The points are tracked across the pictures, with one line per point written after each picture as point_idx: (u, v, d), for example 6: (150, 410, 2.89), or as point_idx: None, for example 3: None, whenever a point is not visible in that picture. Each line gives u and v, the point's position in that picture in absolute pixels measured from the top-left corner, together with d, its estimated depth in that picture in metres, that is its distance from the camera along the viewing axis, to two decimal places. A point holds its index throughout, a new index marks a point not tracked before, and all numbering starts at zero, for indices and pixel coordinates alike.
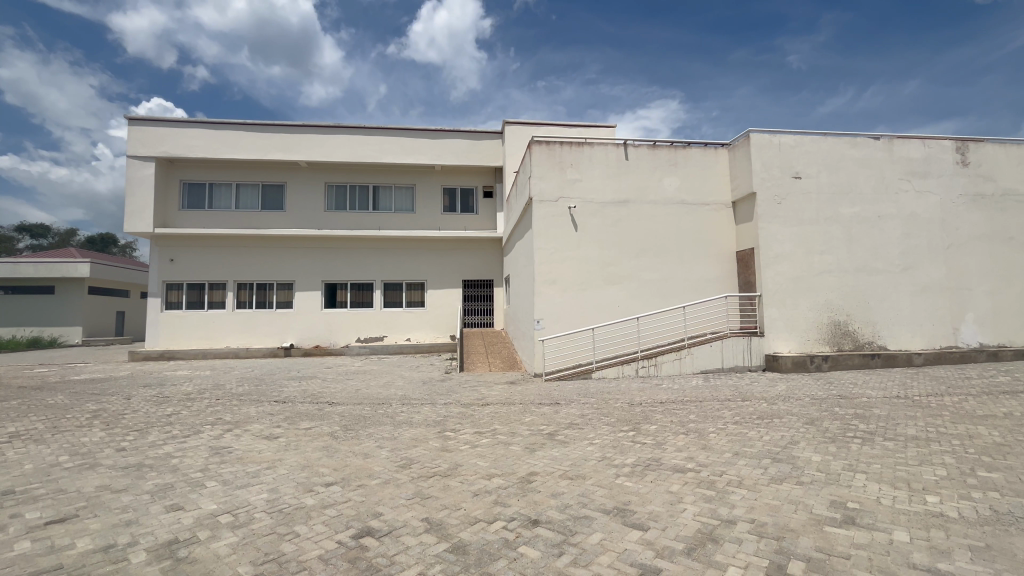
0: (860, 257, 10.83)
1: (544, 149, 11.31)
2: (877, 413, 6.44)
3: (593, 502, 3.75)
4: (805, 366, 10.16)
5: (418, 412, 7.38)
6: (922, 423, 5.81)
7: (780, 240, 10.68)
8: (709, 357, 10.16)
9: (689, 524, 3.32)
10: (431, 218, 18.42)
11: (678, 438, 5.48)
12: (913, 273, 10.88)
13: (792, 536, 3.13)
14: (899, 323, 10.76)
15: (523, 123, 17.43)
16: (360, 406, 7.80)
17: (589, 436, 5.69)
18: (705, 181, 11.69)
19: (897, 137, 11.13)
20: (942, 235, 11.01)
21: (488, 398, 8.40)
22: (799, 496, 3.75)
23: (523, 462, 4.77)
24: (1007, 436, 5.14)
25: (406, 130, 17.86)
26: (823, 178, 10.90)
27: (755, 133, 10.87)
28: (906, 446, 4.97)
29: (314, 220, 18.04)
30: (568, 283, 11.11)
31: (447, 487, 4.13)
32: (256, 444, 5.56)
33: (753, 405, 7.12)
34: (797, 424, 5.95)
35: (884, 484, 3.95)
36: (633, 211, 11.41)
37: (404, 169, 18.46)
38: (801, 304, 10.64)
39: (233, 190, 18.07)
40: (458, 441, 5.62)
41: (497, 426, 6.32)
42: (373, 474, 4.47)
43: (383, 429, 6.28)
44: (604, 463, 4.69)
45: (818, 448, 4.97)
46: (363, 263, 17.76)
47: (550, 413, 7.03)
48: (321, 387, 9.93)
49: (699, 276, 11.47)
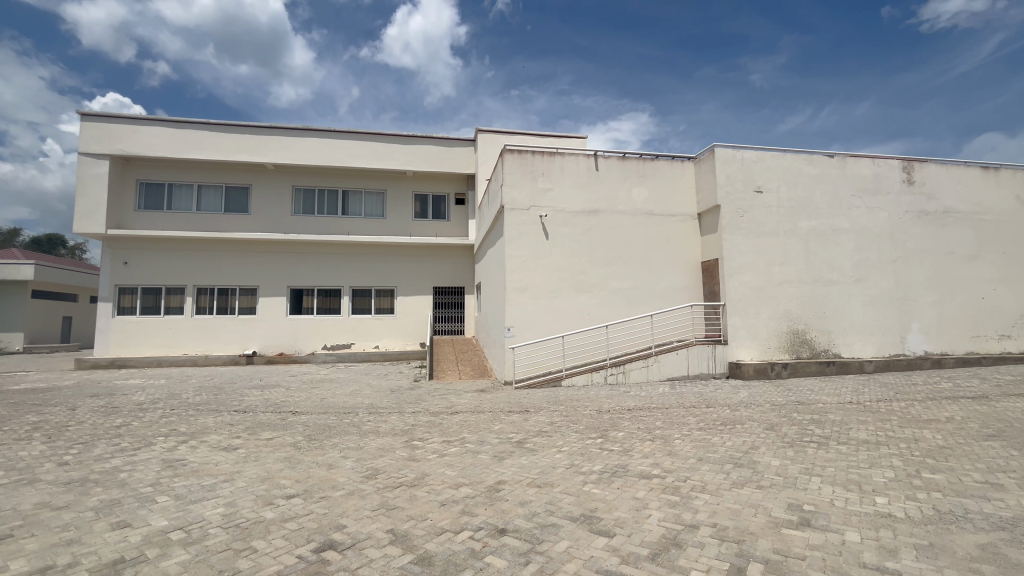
0: (817, 268, 11.33)
1: (516, 157, 11.43)
2: (832, 418, 6.74)
3: (560, 509, 3.77)
4: (766, 373, 10.51)
5: (385, 421, 7.23)
6: (872, 428, 6.11)
7: (743, 252, 11.06)
8: (674, 365, 10.39)
9: (653, 530, 3.37)
10: (402, 224, 18.23)
11: (644, 444, 5.58)
12: (865, 284, 11.46)
13: (751, 539, 3.21)
14: (853, 332, 11.29)
15: (496, 131, 17.57)
16: (325, 416, 7.60)
17: (558, 443, 5.72)
18: (673, 193, 12.02)
19: (850, 155, 11.75)
20: (891, 248, 11.66)
21: (457, 406, 8.32)
22: (758, 500, 3.87)
23: (491, 471, 4.74)
24: (949, 439, 5.47)
25: (378, 135, 17.70)
26: (783, 193, 11.38)
27: (719, 148, 11.27)
28: (858, 449, 5.20)
29: (280, 224, 17.59)
30: (539, 291, 11.17)
31: (413, 497, 4.06)
32: (213, 456, 5.33)
33: (717, 411, 7.32)
34: (758, 429, 6.15)
35: (838, 486, 4.12)
36: (604, 221, 11.60)
37: (374, 174, 18.22)
38: (762, 313, 11.02)
39: (194, 191, 17.41)
40: (426, 450, 5.54)
41: (466, 435, 6.27)
42: (336, 485, 4.36)
43: (349, 439, 6.14)
44: (572, 470, 4.72)
45: (778, 453, 5.13)
46: (330, 269, 17.35)
47: (519, 421, 7.03)
48: (284, 396, 9.63)
49: (667, 285, 11.75)
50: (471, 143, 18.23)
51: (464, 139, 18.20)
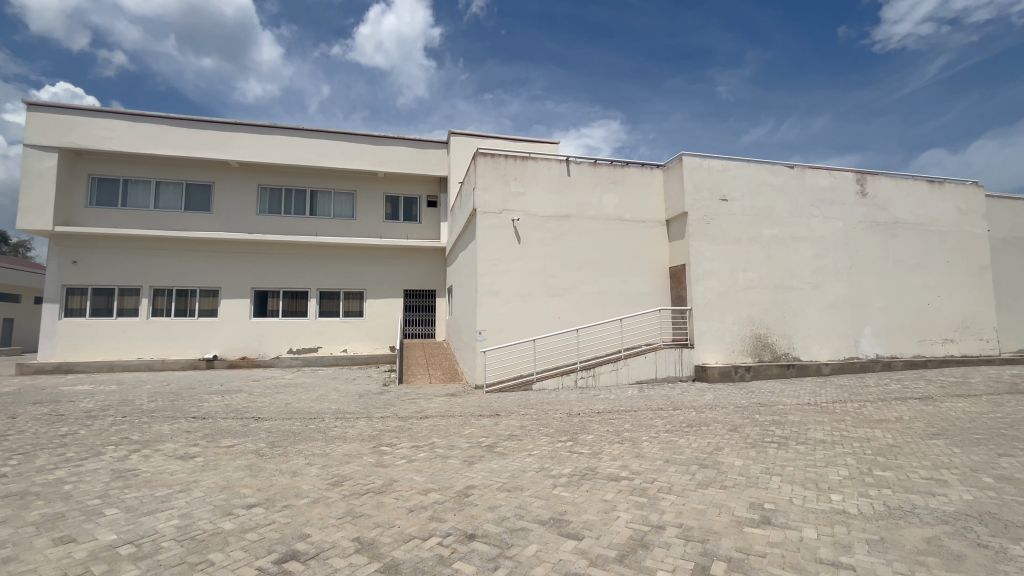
0: (778, 275, 11.76)
1: (489, 160, 11.43)
2: (792, 419, 6.99)
3: (529, 513, 3.76)
4: (730, 376, 10.82)
5: (352, 426, 7.07)
6: (829, 428, 6.37)
7: (708, 258, 11.38)
8: (642, 369, 10.57)
9: (621, 532, 3.41)
10: (372, 225, 17.94)
11: (613, 447, 5.65)
12: (822, 290, 11.98)
13: (715, 538, 3.29)
14: (811, 336, 11.77)
15: (469, 134, 17.54)
16: (289, 422, 7.36)
17: (528, 447, 5.72)
18: (642, 200, 12.27)
19: (809, 167, 12.28)
20: (846, 256, 12.23)
21: (426, 411, 8.21)
22: (722, 499, 3.97)
23: (461, 476, 4.69)
24: (898, 438, 5.76)
25: (348, 135, 17.40)
26: (746, 202, 11.78)
27: (687, 156, 11.58)
28: (815, 449, 5.42)
29: (245, 223, 17.04)
30: (511, 294, 11.19)
31: (380, 504, 3.98)
32: (168, 465, 5.09)
33: (683, 413, 7.49)
34: (722, 431, 6.32)
35: (796, 485, 4.28)
36: (575, 226, 11.73)
37: (344, 174, 17.87)
38: (727, 317, 11.35)
39: (152, 188, 16.67)
40: (395, 456, 5.44)
41: (435, 439, 6.20)
42: (301, 493, 4.22)
43: (314, 445, 5.97)
44: (542, 473, 4.73)
45: (741, 454, 5.29)
46: (297, 271, 16.89)
47: (490, 425, 7.00)
48: (246, 401, 9.29)
49: (636, 289, 11.96)
50: (443, 145, 18.13)
51: (436, 141, 18.09)
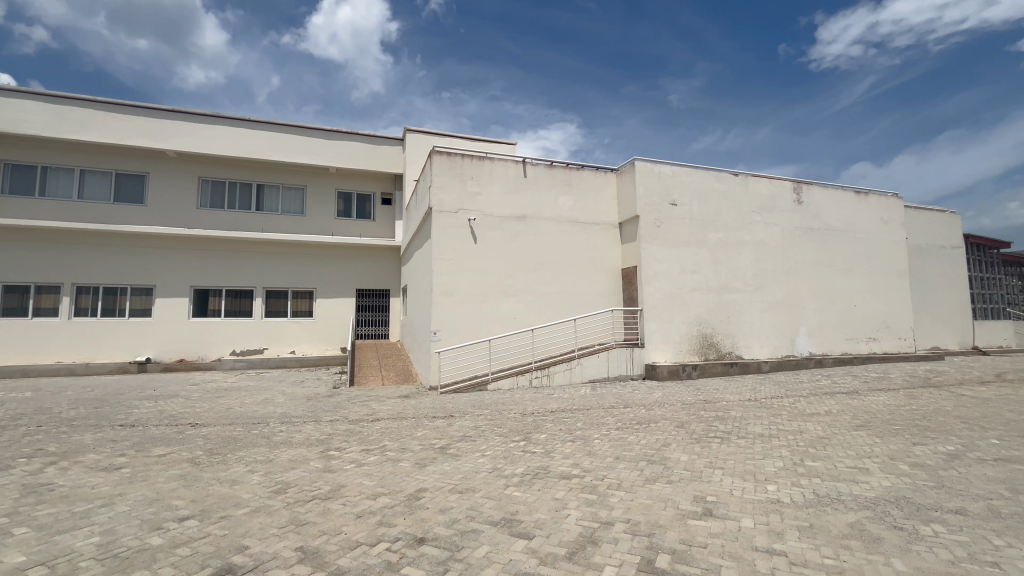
0: (723, 277, 12.32)
1: (445, 159, 11.30)
2: (734, 414, 7.34)
3: (481, 514, 3.75)
4: (678, 374, 11.22)
5: (299, 431, 6.80)
6: (766, 422, 6.75)
7: (659, 260, 11.76)
8: (595, 368, 10.79)
9: (571, 529, 3.45)
10: (323, 222, 17.32)
11: (566, 445, 5.73)
12: (762, 292, 12.67)
13: (660, 532, 3.40)
14: (752, 335, 12.42)
15: (425, 132, 17.31)
16: (229, 428, 6.97)
17: (482, 448, 5.70)
18: (597, 203, 12.53)
19: (752, 175, 12.96)
20: (784, 260, 12.99)
21: (378, 413, 8.02)
22: (668, 494, 4.11)
23: (412, 479, 4.61)
24: (827, 430, 6.18)
25: (298, 127, 16.77)
26: (694, 207, 12.27)
27: (639, 161, 11.93)
28: (754, 442, 5.72)
29: (183, 217, 16.03)
30: (466, 295, 11.12)
31: (326, 511, 3.84)
32: (90, 478, 4.69)
33: (633, 411, 7.71)
34: (670, 427, 6.55)
35: (736, 477, 4.49)
36: (531, 227, 11.81)
37: (293, 169, 17.17)
38: (675, 318, 11.78)
39: (76, 177, 15.40)
40: (343, 460, 5.27)
41: (387, 442, 6.06)
42: (239, 503, 4.01)
43: (257, 451, 5.69)
44: (494, 474, 4.72)
45: (686, 449, 5.50)
46: (241, 269, 16.05)
47: (444, 426, 6.92)
48: (182, 407, 8.72)
49: (590, 290, 12.19)
50: (399, 142, 17.79)
51: (391, 137, 17.73)
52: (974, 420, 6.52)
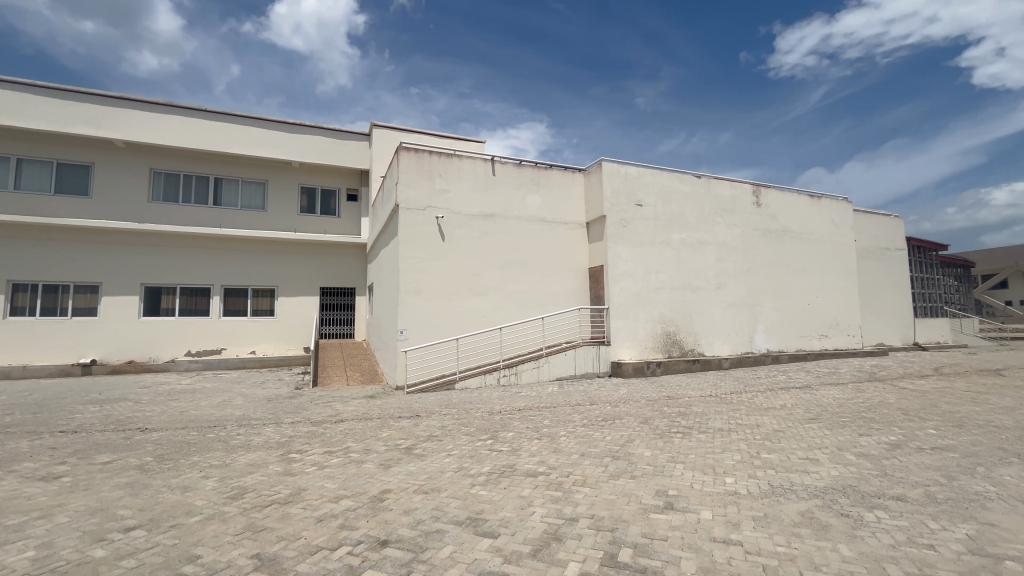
0: (686, 277, 12.66)
1: (412, 156, 11.15)
2: (695, 409, 7.56)
3: (446, 514, 3.72)
4: (643, 371, 11.47)
5: (258, 434, 6.56)
6: (726, 417, 6.98)
7: (624, 259, 11.98)
8: (562, 366, 10.89)
9: (536, 527, 3.47)
10: (285, 218, 16.78)
11: (532, 443, 5.76)
12: (723, 291, 13.10)
13: (623, 526, 3.46)
14: (713, 332, 12.82)
15: (393, 127, 17.02)
16: (182, 432, 6.66)
17: (448, 447, 5.66)
18: (565, 202, 12.65)
19: (713, 178, 13.37)
20: (743, 260, 13.47)
21: (342, 414, 7.84)
22: (631, 489, 4.19)
23: (376, 480, 4.53)
24: (782, 423, 6.44)
25: (259, 120, 16.18)
26: (659, 208, 12.55)
27: (606, 162, 12.12)
28: (713, 436, 5.91)
29: (133, 211, 15.21)
30: (433, 293, 11.00)
31: (285, 516, 3.72)
32: (26, 488, 4.39)
33: (599, 407, 7.83)
34: (634, 423, 6.69)
35: (696, 471, 4.63)
36: (499, 225, 11.81)
37: (254, 163, 16.56)
38: (640, 316, 12.02)
39: (13, 166, 14.40)
40: (305, 463, 5.13)
41: (351, 444, 5.94)
42: (192, 511, 3.83)
43: (212, 456, 5.46)
44: (460, 474, 4.69)
45: (650, 444, 5.62)
46: (196, 266, 15.36)
47: (410, 426, 6.83)
48: (131, 411, 8.28)
49: (558, 289, 12.30)
50: (365, 137, 17.43)
51: (358, 132, 17.35)
52: (914, 412, 6.96)
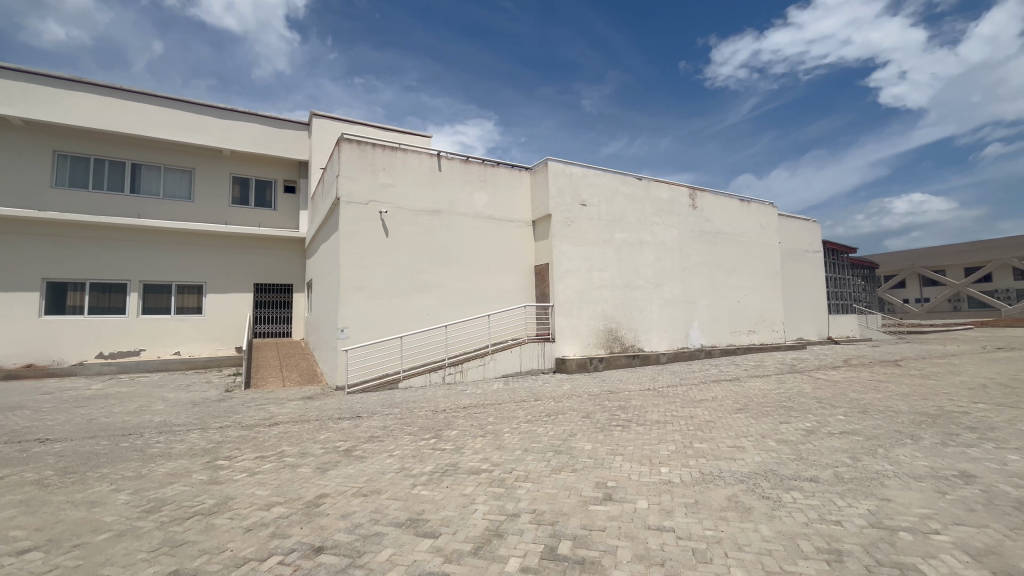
0: (627, 275, 13.12)
1: (355, 148, 10.77)
2: (634, 403, 7.85)
3: (386, 516, 3.63)
4: (586, 367, 11.78)
5: (180, 440, 6.10)
6: (662, 409, 7.30)
7: (569, 258, 12.22)
8: (508, 363, 10.95)
9: (478, 524, 3.46)
10: (214, 209, 15.68)
11: (476, 440, 5.74)
12: (661, 289, 13.69)
13: (564, 519, 3.53)
14: (652, 329, 13.37)
15: (334, 117, 16.35)
16: (89, 442, 6.04)
17: (389, 448, 5.52)
18: (511, 200, 12.70)
19: (653, 180, 13.92)
20: (680, 260, 14.14)
21: (276, 417, 7.45)
22: (572, 482, 4.29)
23: (312, 485, 4.34)
24: (712, 414, 6.83)
25: (185, 103, 15.03)
26: (602, 208, 12.90)
27: (552, 161, 12.28)
28: (650, 428, 6.16)
29: (34, 197, 13.69)
30: (377, 290, 10.70)
31: (210, 527, 3.48)
32: None
33: (543, 403, 7.94)
34: (576, 418, 6.84)
35: (634, 462, 4.80)
36: (445, 222, 11.66)
37: (178, 149, 15.35)
38: (584, 313, 12.32)
39: None
40: (233, 470, 4.82)
41: (285, 447, 5.65)
42: (100, 528, 3.49)
43: (126, 466, 5.01)
44: (402, 474, 4.60)
45: (590, 438, 5.77)
46: (110, 259, 14.03)
47: (350, 428, 6.61)
48: (29, 420, 7.43)
49: (504, 287, 12.34)
50: (304, 126, 16.63)
51: (296, 121, 16.51)
52: (826, 400, 7.61)
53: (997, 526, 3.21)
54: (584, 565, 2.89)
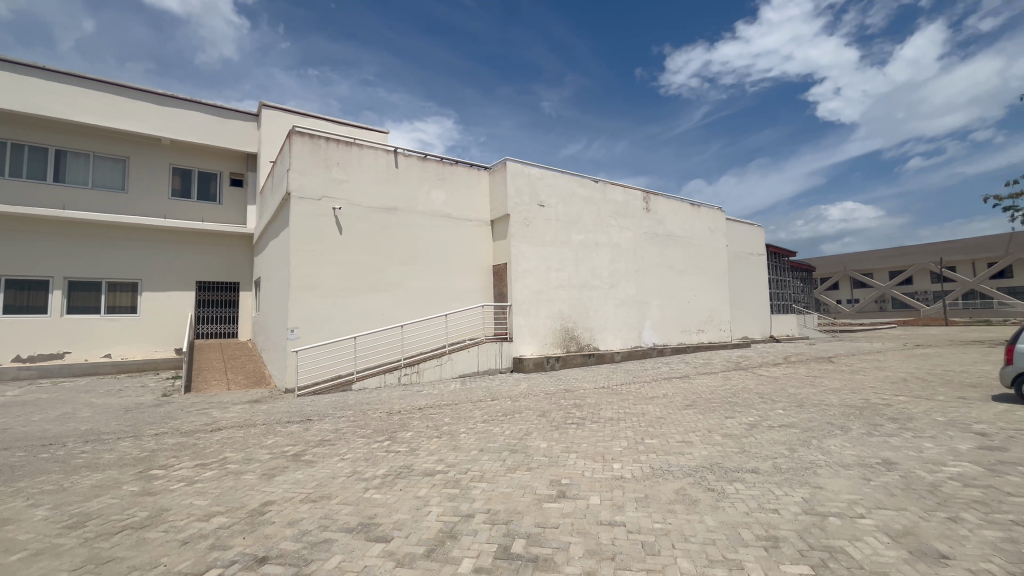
0: (584, 276, 13.35)
1: (307, 141, 10.38)
2: (589, 401, 8.00)
3: (336, 522, 3.52)
4: (543, 366, 11.91)
5: (110, 449, 5.67)
6: (616, 406, 7.48)
7: (527, 258, 12.31)
8: (465, 363, 10.89)
9: (431, 526, 3.42)
10: (152, 202, 14.69)
11: (431, 442, 5.67)
12: (616, 289, 14.03)
13: (518, 518, 3.54)
14: (607, 328, 13.68)
15: (285, 109, 15.70)
16: (3, 454, 5.50)
17: (341, 451, 5.36)
18: (470, 199, 12.64)
19: (609, 183, 14.24)
20: (634, 261, 14.54)
21: (219, 422, 7.07)
22: (527, 480, 4.32)
23: (257, 492, 4.15)
24: (663, 411, 7.07)
25: (119, 87, 14.03)
26: (559, 209, 13.07)
27: (510, 161, 12.32)
28: (604, 425, 6.30)
29: None
30: (330, 289, 10.38)
31: (142, 542, 3.26)
32: None
33: (499, 403, 7.95)
34: (532, 416, 6.89)
35: (588, 459, 4.89)
36: (402, 220, 11.45)
37: (111, 136, 14.30)
38: (541, 313, 12.45)
39: None
40: (170, 480, 4.53)
41: (228, 454, 5.38)
42: (13, 547, 3.19)
43: (46, 479, 4.60)
44: (354, 478, 4.47)
45: (546, 436, 5.83)
46: (30, 253, 12.88)
47: (299, 431, 6.37)
48: None
49: (461, 286, 12.25)
50: (252, 117, 15.87)
51: (244, 111, 15.73)
52: (768, 395, 8.04)
53: (914, 508, 3.50)
54: (536, 562, 2.91)
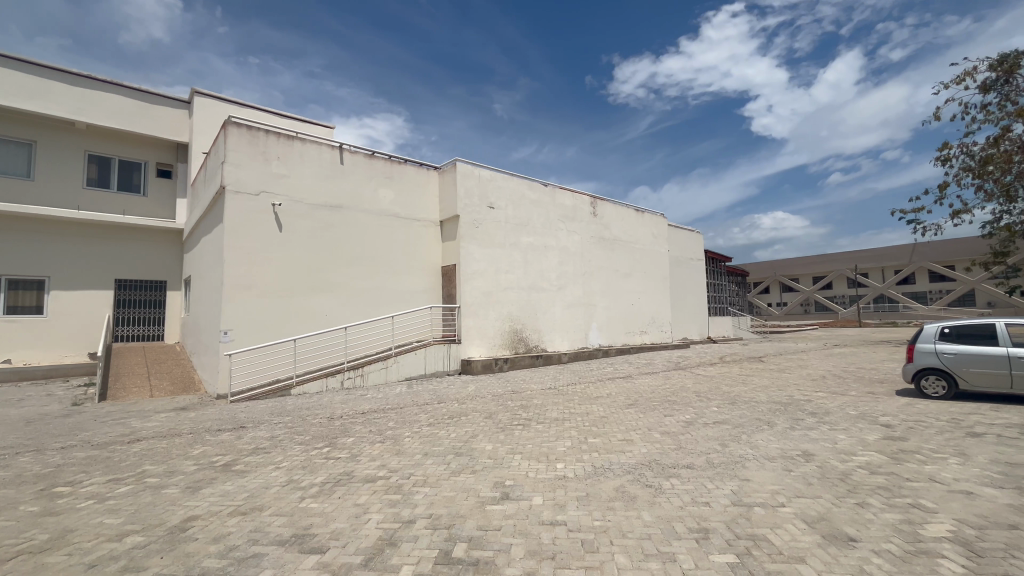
0: (532, 278, 13.49)
1: (244, 132, 9.83)
2: (535, 402, 8.08)
3: (267, 535, 3.34)
4: (491, 367, 11.91)
5: (6, 466, 5.08)
6: (561, 407, 7.60)
7: (476, 260, 12.27)
8: (412, 366, 10.69)
9: (370, 534, 3.32)
10: (63, 191, 13.38)
11: (373, 447, 5.51)
12: (564, 292, 14.29)
13: (460, 521, 3.51)
14: (555, 330, 13.89)
15: (220, 97, 14.78)
16: None
17: (276, 460, 5.10)
18: (419, 199, 12.43)
19: (558, 188, 14.48)
20: (581, 264, 14.87)
21: (139, 432, 6.53)
22: (471, 483, 4.29)
23: (180, 507, 3.86)
24: (606, 410, 7.26)
25: (26, 64, 12.71)
26: (509, 211, 13.14)
27: (460, 162, 12.25)
28: (549, 426, 6.38)
29: None
30: (268, 288, 9.87)
31: (41, 567, 2.95)
32: None
33: (446, 405, 7.87)
34: (478, 419, 6.87)
35: (533, 460, 4.93)
36: (347, 218, 11.09)
37: (15, 117, 12.91)
38: (490, 314, 12.46)
39: None
40: (78, 497, 4.13)
41: (148, 466, 4.97)
42: None
43: None
44: (289, 487, 4.27)
45: (492, 438, 5.83)
46: None
47: (230, 440, 6.00)
48: None
49: (409, 287, 12.03)
50: (183, 104, 14.83)
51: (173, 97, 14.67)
52: (703, 393, 8.45)
53: (828, 496, 3.80)
54: (477, 566, 2.90)
